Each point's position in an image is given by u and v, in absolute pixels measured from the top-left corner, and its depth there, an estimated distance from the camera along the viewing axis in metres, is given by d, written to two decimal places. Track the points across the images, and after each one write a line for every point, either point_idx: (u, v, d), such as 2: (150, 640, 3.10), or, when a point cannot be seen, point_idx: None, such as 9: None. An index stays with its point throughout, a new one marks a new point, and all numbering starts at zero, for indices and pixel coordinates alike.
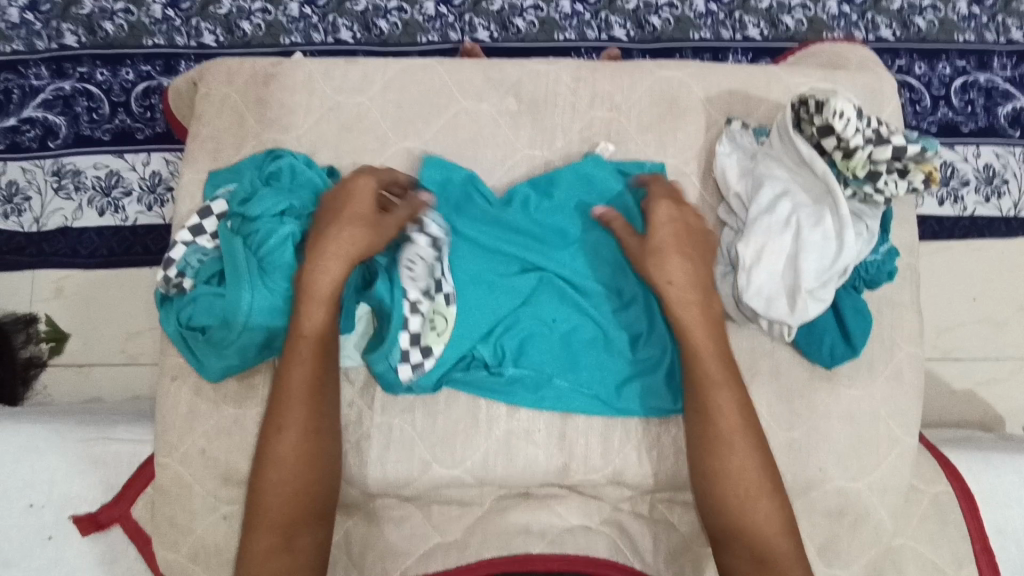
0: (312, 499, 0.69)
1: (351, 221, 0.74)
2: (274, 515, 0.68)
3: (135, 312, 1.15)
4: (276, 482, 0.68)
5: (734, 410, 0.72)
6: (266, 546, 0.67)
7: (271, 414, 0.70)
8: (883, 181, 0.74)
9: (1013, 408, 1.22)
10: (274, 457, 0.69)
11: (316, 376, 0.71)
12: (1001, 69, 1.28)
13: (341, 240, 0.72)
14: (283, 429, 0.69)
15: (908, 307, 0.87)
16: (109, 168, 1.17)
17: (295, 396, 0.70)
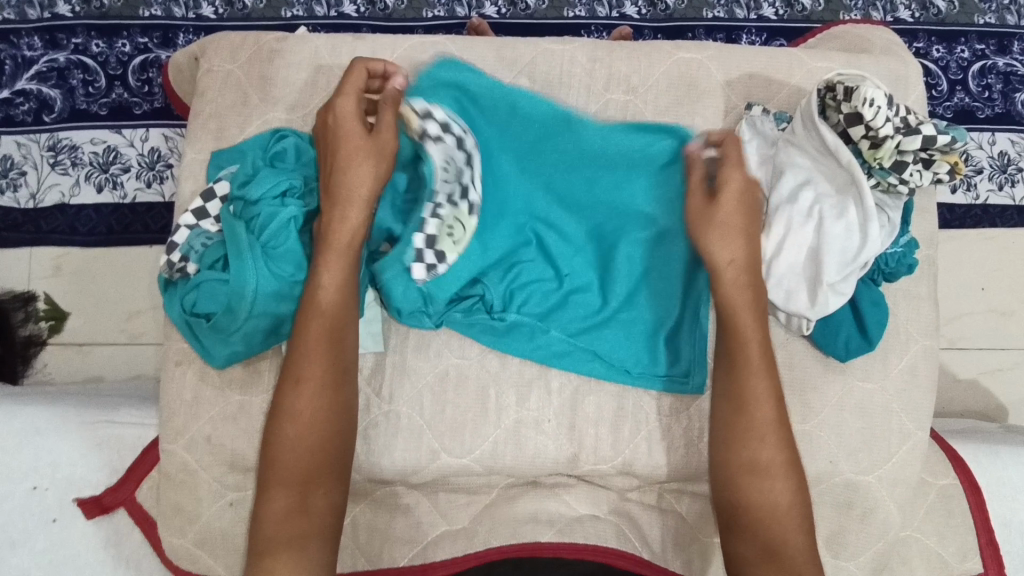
0: (331, 460, 0.68)
1: (347, 151, 0.71)
2: (290, 472, 0.66)
3: (135, 292, 1.13)
4: (294, 439, 0.67)
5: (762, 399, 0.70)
6: (280, 508, 0.65)
7: (288, 369, 0.69)
8: (909, 172, 0.72)
9: (1018, 399, 1.21)
10: (292, 413, 0.67)
11: (333, 333, 0.70)
12: (1021, 53, 1.25)
13: (357, 180, 0.71)
14: (302, 383, 0.68)
15: (925, 300, 0.86)
16: (107, 144, 1.14)
17: (314, 351, 0.69)
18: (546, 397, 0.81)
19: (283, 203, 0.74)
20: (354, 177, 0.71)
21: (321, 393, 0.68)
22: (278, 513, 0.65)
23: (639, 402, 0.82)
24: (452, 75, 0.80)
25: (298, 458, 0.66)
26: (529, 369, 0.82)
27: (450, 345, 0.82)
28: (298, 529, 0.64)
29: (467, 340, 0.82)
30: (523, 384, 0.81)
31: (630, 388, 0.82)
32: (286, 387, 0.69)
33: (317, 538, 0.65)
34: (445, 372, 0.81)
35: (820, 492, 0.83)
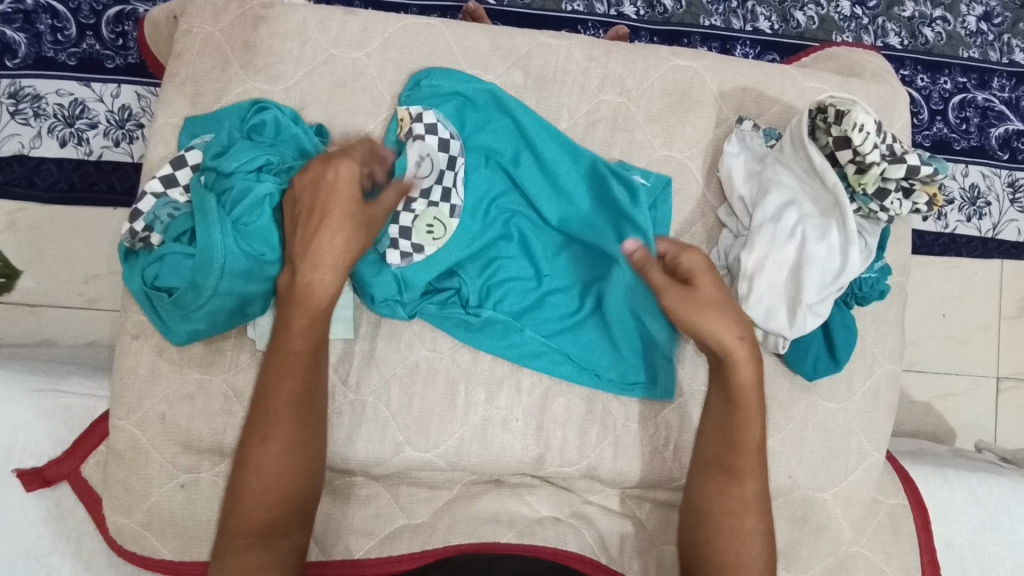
0: (296, 506, 0.64)
1: (329, 219, 0.65)
2: (253, 518, 0.62)
3: (95, 255, 1.07)
4: (257, 490, 0.63)
5: (749, 444, 0.69)
6: (239, 548, 0.61)
7: (255, 416, 0.65)
8: (890, 200, 0.74)
9: (966, 423, 1.26)
10: (258, 465, 0.63)
11: (305, 392, 0.65)
12: (1000, 90, 1.28)
13: (338, 246, 0.65)
14: (272, 439, 0.63)
15: (892, 325, 0.88)
16: (73, 97, 1.08)
17: (280, 412, 0.64)
18: (516, 397, 0.80)
19: (258, 178, 0.72)
20: (333, 239, 0.65)
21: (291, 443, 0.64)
22: (238, 550, 0.61)
23: (608, 407, 0.82)
24: (441, 72, 0.80)
25: (264, 502, 0.63)
26: (501, 367, 0.81)
27: (422, 337, 0.80)
28: (259, 565, 0.61)
29: (440, 334, 0.80)
30: (494, 382, 0.80)
31: (600, 393, 0.82)
32: (253, 431, 0.64)
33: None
34: (415, 364, 0.79)
35: (777, 506, 0.85)
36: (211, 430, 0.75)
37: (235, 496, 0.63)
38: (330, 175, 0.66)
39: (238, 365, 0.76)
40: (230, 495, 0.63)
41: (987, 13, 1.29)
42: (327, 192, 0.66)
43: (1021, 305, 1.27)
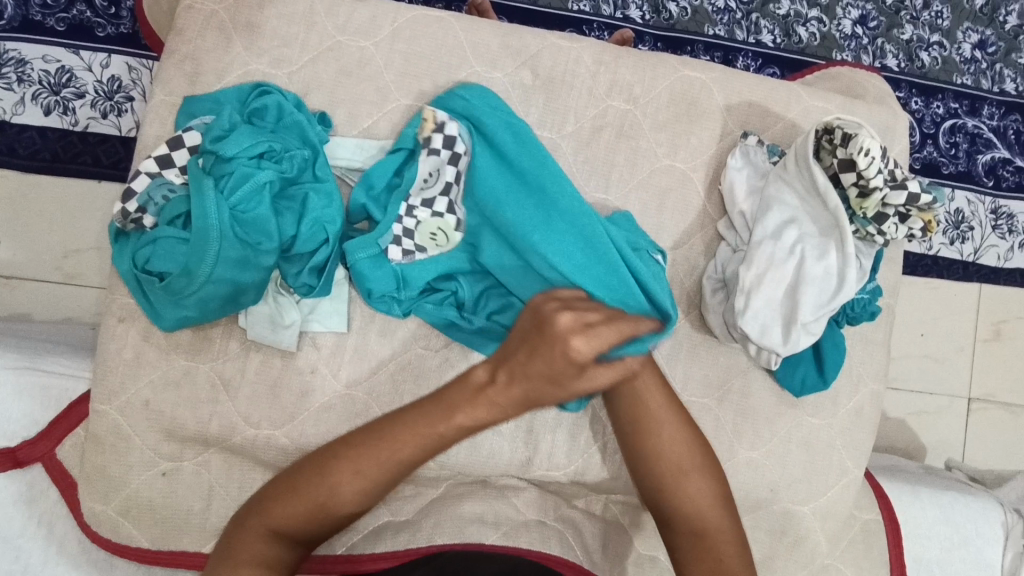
0: (334, 528, 0.63)
1: (542, 379, 0.59)
2: (286, 521, 0.60)
3: (77, 230, 1.04)
4: (316, 499, 0.61)
5: (684, 447, 0.67)
6: (256, 542, 0.59)
7: (341, 443, 0.63)
8: (888, 224, 0.75)
9: (937, 441, 1.29)
10: (318, 482, 0.61)
11: (407, 462, 0.62)
12: (989, 117, 1.30)
13: (542, 400, 0.61)
14: (347, 467, 0.61)
15: (878, 346, 0.90)
16: (61, 64, 1.04)
17: (383, 458, 0.62)
18: None
19: (259, 166, 0.71)
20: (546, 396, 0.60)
21: (356, 485, 0.61)
22: (256, 540, 0.60)
23: (598, 414, 0.82)
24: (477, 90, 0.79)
25: (301, 515, 0.61)
26: None
27: (416, 335, 0.79)
28: (270, 563, 0.59)
29: (434, 333, 0.79)
30: None
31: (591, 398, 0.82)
32: (344, 450, 0.62)
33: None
34: (407, 361, 0.78)
35: (757, 518, 0.86)
36: (196, 419, 0.74)
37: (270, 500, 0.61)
38: (568, 346, 0.58)
39: (227, 353, 0.75)
40: (277, 489, 0.62)
41: (981, 41, 1.31)
42: (569, 363, 0.58)
43: (996, 329, 1.31)
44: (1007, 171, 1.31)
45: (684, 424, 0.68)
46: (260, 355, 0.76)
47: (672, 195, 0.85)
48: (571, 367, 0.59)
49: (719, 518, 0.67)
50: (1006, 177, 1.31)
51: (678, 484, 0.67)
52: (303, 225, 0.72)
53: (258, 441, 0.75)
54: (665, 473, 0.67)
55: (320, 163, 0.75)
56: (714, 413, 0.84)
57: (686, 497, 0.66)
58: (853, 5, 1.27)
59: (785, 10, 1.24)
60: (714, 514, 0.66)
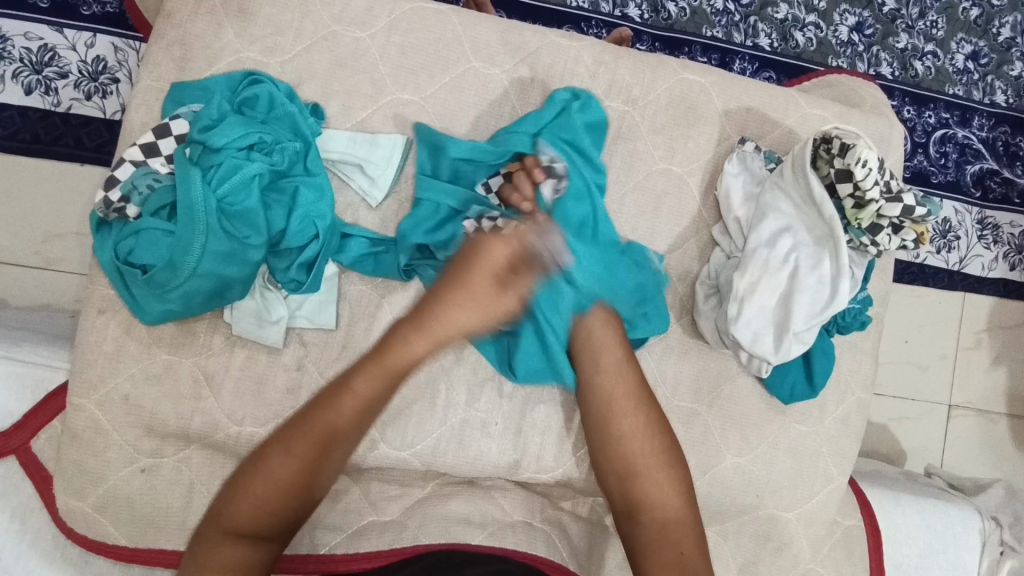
0: (295, 515, 0.63)
1: (455, 288, 0.65)
2: (249, 522, 0.60)
3: (57, 214, 1.01)
4: (266, 493, 0.60)
5: (649, 445, 0.71)
6: (225, 548, 0.59)
7: (285, 430, 0.63)
8: (882, 236, 0.75)
9: (918, 447, 1.31)
10: (270, 475, 0.61)
11: (349, 429, 0.64)
12: (979, 128, 1.32)
13: (449, 323, 0.65)
14: (289, 455, 0.61)
15: (867, 355, 0.90)
16: (43, 42, 1.00)
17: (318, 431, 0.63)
18: (497, 400, 0.79)
19: (249, 158, 0.69)
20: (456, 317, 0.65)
21: (310, 466, 0.62)
22: (227, 547, 0.59)
23: None
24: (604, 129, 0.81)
25: (264, 507, 0.60)
26: (484, 369, 0.79)
27: None
28: (244, 564, 0.58)
29: None
30: (475, 383, 0.79)
31: None
32: (286, 435, 0.62)
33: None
34: None
35: (742, 522, 0.86)
36: (178, 414, 0.72)
37: (229, 502, 0.60)
38: (484, 257, 0.65)
39: (211, 348, 0.73)
40: (231, 488, 0.61)
41: (975, 53, 1.32)
42: (490, 282, 0.65)
43: (978, 338, 1.33)
44: (995, 182, 1.32)
45: (649, 421, 0.71)
46: (246, 351, 0.74)
47: (667, 199, 0.84)
48: (490, 287, 0.65)
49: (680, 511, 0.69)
50: (994, 188, 1.32)
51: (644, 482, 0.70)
52: (293, 219, 0.71)
53: (241, 438, 0.73)
54: (635, 476, 0.70)
55: (312, 156, 0.73)
56: (703, 418, 0.84)
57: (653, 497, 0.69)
58: (850, 12, 1.27)
59: (784, 14, 1.24)
60: (675, 509, 0.69)
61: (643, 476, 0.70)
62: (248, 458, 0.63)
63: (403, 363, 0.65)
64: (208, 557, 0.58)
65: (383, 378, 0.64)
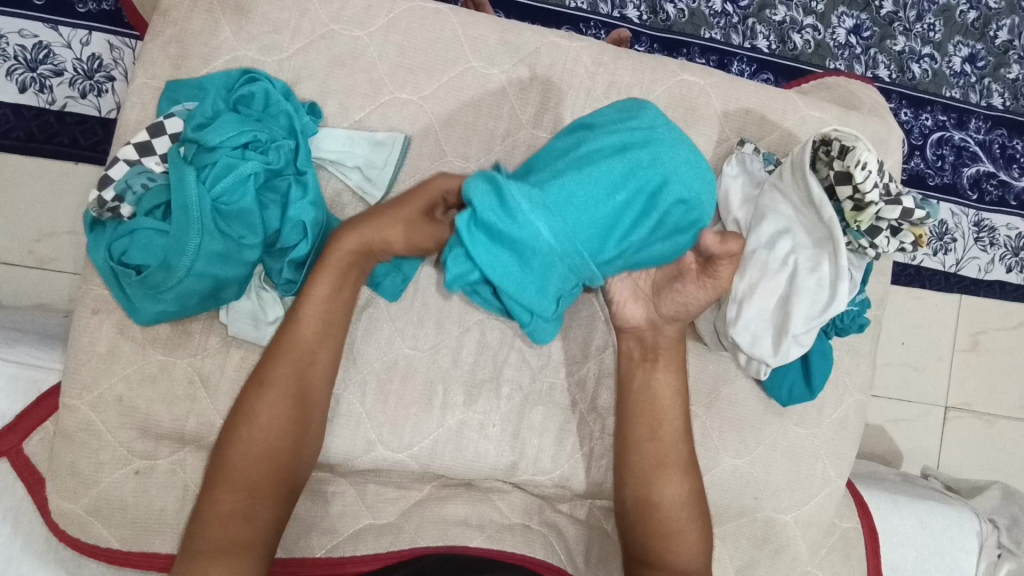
0: (286, 472, 0.65)
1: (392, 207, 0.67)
2: (244, 476, 0.63)
3: (51, 214, 1.00)
4: (254, 439, 0.64)
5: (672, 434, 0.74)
6: (228, 512, 0.61)
7: (259, 368, 0.67)
8: (881, 238, 0.75)
9: (914, 448, 1.31)
10: (253, 414, 0.64)
11: (319, 337, 0.68)
12: (975, 131, 1.32)
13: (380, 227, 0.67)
14: (265, 386, 0.65)
15: (865, 357, 0.91)
16: (38, 39, 0.99)
17: (289, 357, 0.66)
18: (494, 402, 0.79)
19: (243, 157, 0.69)
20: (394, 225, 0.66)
21: (288, 391, 0.66)
22: (229, 511, 0.62)
23: (585, 418, 0.81)
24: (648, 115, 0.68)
25: (260, 457, 0.63)
26: (482, 371, 0.79)
27: (403, 334, 0.77)
28: (244, 533, 0.61)
29: (422, 332, 0.78)
30: (473, 385, 0.79)
31: (578, 403, 0.81)
32: (267, 378, 0.66)
33: (253, 550, 0.61)
34: (394, 361, 0.77)
35: (740, 525, 0.86)
36: (173, 415, 0.71)
37: (220, 467, 0.63)
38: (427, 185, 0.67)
39: (207, 349, 0.73)
40: (218, 454, 0.64)
41: (972, 55, 1.32)
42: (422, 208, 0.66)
43: (974, 340, 1.33)
44: (991, 184, 1.32)
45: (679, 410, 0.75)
46: (241, 352, 0.74)
47: None
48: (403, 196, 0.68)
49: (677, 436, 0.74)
50: (989, 190, 1.32)
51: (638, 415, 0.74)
52: (288, 219, 0.70)
53: None
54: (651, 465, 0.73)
55: (305, 154, 0.72)
56: (701, 420, 0.84)
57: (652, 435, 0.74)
58: (848, 14, 1.27)
59: (781, 16, 1.24)
60: (671, 440, 0.74)
61: (647, 421, 0.74)
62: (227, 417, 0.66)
63: (342, 259, 0.68)
64: (214, 520, 0.61)
65: (333, 280, 0.68)
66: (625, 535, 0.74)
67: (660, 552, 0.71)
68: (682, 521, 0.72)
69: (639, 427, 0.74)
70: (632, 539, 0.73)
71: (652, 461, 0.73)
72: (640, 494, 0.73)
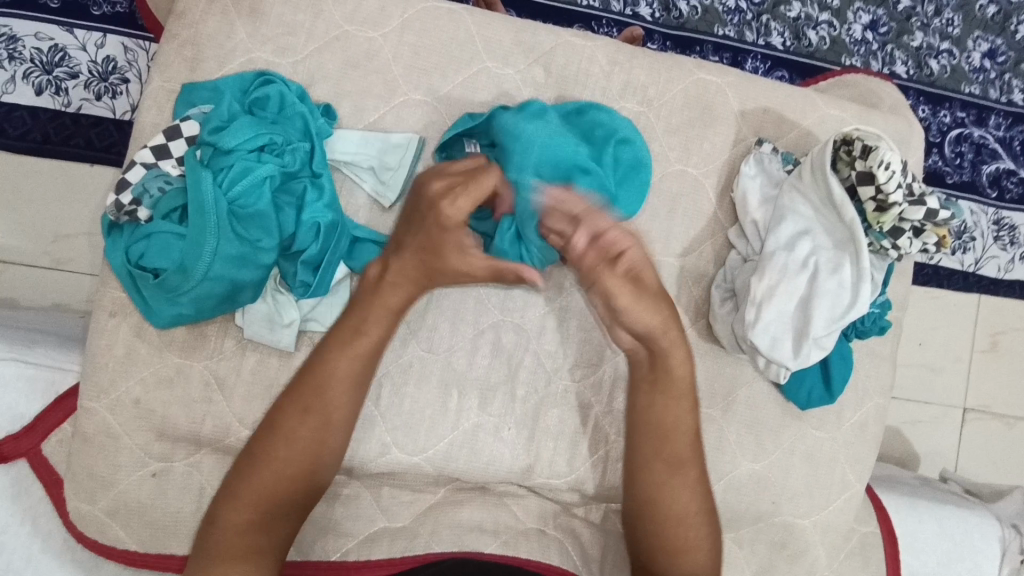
0: (306, 488, 0.64)
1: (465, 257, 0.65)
2: (266, 489, 0.62)
3: (67, 215, 1.01)
4: (282, 460, 0.62)
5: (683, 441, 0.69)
6: (243, 525, 0.61)
7: (302, 386, 0.64)
8: (903, 239, 0.73)
9: (932, 451, 1.29)
10: (289, 438, 0.63)
11: (364, 374, 0.65)
12: (995, 128, 1.29)
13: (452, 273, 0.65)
14: (309, 413, 0.63)
15: (885, 360, 0.89)
16: (53, 42, 1.00)
17: (333, 388, 0.64)
18: (509, 405, 0.79)
19: (260, 159, 0.69)
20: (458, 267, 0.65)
21: (327, 420, 0.64)
22: (243, 524, 0.61)
23: (601, 421, 0.81)
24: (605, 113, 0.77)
25: (287, 476, 0.62)
26: (497, 374, 0.78)
27: (418, 336, 0.77)
28: (259, 542, 0.61)
29: (437, 335, 0.78)
30: (488, 388, 0.78)
31: (593, 406, 0.81)
32: (307, 406, 0.63)
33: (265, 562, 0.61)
34: (408, 364, 0.77)
35: (757, 529, 0.85)
36: (189, 418, 0.72)
37: (241, 479, 0.62)
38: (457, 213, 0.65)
39: (222, 352, 0.73)
40: (247, 459, 0.62)
41: (991, 51, 1.29)
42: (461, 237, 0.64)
43: (993, 341, 1.31)
44: (1011, 183, 1.29)
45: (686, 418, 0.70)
46: (257, 354, 0.73)
47: (682, 201, 0.83)
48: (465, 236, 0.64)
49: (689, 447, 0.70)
50: (1010, 188, 1.29)
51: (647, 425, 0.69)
52: (304, 221, 0.70)
53: None
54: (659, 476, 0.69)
55: (320, 156, 0.72)
56: (718, 424, 0.83)
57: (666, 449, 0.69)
58: (864, 9, 1.24)
59: (796, 12, 1.22)
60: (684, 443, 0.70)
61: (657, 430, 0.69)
62: (258, 430, 0.64)
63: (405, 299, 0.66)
64: (227, 529, 0.61)
65: (392, 319, 0.66)
66: (636, 553, 0.71)
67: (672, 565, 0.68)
68: (698, 537, 0.69)
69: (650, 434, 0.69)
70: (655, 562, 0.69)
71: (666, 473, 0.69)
72: (644, 503, 0.69)
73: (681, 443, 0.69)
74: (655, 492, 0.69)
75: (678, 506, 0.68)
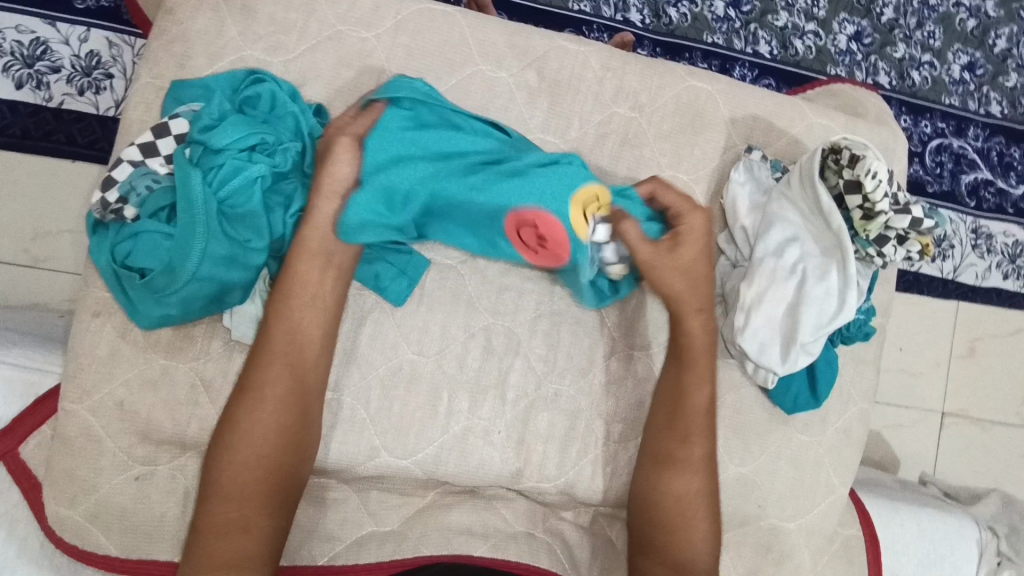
0: (278, 478, 0.64)
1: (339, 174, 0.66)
2: (239, 487, 0.62)
3: (47, 212, 0.99)
4: (244, 451, 0.62)
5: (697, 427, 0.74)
6: (223, 527, 0.60)
7: (247, 375, 0.65)
8: (888, 247, 0.75)
9: (911, 455, 1.31)
10: (244, 425, 0.63)
11: (301, 344, 0.66)
12: (973, 138, 1.32)
13: (343, 200, 0.67)
14: (251, 394, 0.64)
15: (869, 365, 0.91)
16: (35, 35, 0.98)
17: (270, 363, 0.65)
18: (500, 408, 0.78)
19: (250, 159, 0.68)
20: (345, 193, 0.67)
21: (280, 399, 0.64)
22: (221, 524, 0.61)
23: (591, 425, 0.81)
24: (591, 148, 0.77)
25: (253, 466, 0.62)
26: (488, 376, 0.78)
27: (408, 339, 0.77)
28: (243, 539, 0.61)
29: (428, 337, 0.77)
30: (478, 391, 0.78)
31: (583, 410, 0.81)
32: (251, 387, 0.64)
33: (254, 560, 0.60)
34: (398, 367, 0.76)
35: (743, 532, 0.86)
36: (174, 421, 0.70)
37: (212, 479, 0.62)
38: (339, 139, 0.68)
39: (209, 353, 0.72)
40: (209, 458, 0.63)
41: (971, 63, 1.32)
42: (343, 151, 0.67)
43: (971, 346, 1.34)
44: (989, 192, 1.33)
45: (699, 402, 0.74)
46: (244, 356, 0.73)
47: None
48: (342, 155, 0.68)
49: (703, 428, 0.74)
50: (987, 198, 1.33)
51: (664, 404, 0.75)
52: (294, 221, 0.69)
53: None
54: (673, 456, 0.73)
55: (310, 156, 0.71)
56: None
57: (680, 426, 0.74)
58: (849, 20, 1.27)
59: (783, 22, 1.24)
60: (695, 432, 0.73)
61: (679, 412, 0.74)
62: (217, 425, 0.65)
63: (329, 258, 0.67)
64: (211, 530, 0.60)
65: (322, 280, 0.67)
66: (637, 536, 0.73)
67: (669, 545, 0.71)
68: (695, 525, 0.71)
69: (666, 413, 0.75)
70: (649, 545, 0.72)
71: (673, 451, 0.73)
72: (648, 480, 0.73)
73: (692, 430, 0.73)
74: (661, 465, 0.73)
75: (678, 488, 0.72)
